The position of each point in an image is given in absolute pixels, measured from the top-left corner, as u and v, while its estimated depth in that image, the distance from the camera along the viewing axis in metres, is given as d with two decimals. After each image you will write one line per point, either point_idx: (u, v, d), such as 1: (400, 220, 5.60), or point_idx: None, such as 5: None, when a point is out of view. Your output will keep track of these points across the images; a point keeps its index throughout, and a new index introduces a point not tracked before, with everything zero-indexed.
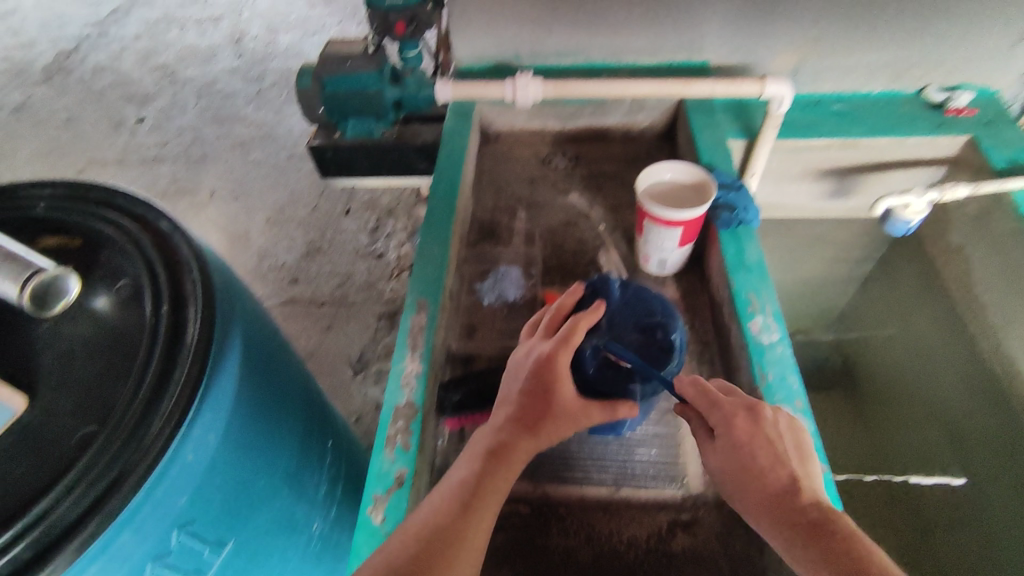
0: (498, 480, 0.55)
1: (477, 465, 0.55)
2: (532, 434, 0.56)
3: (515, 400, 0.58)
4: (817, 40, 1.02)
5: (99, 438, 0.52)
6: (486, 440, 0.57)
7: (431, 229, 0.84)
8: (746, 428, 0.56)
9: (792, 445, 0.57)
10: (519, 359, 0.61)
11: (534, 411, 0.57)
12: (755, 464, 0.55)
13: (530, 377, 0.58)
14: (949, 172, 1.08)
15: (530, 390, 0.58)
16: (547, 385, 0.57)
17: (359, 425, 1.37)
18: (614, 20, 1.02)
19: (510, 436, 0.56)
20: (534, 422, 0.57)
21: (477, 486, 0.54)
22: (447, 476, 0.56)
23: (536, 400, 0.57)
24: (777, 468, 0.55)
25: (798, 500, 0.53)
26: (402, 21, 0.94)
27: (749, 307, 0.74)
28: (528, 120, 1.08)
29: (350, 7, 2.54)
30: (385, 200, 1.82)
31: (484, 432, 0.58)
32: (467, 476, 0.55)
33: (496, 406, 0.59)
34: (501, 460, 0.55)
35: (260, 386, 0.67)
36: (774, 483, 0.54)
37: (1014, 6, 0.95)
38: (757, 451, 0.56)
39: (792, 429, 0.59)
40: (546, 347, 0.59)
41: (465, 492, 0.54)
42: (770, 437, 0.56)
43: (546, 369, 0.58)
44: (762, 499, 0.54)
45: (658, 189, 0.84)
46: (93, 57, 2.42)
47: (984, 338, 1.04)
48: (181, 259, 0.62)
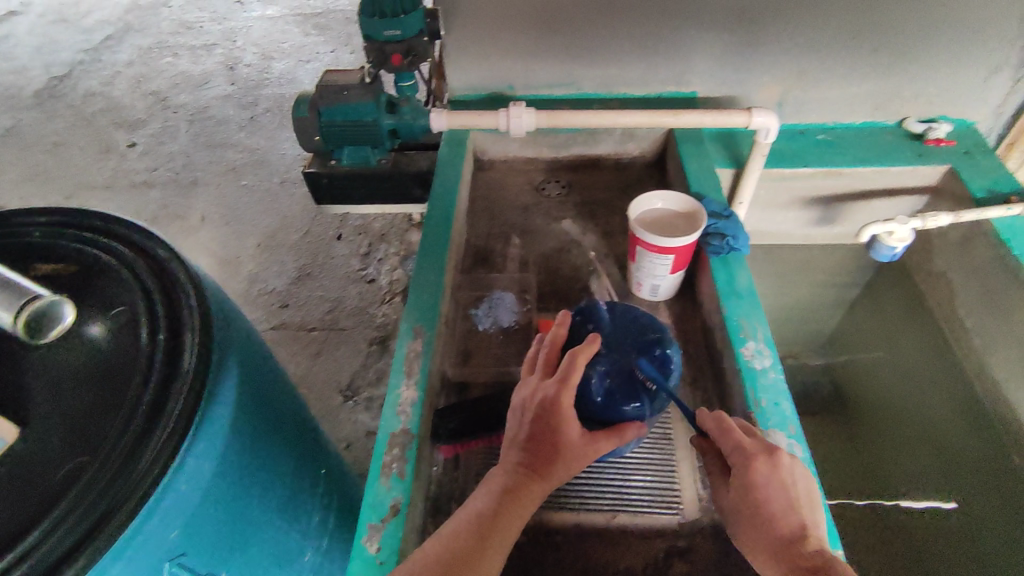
0: (513, 518, 0.55)
1: (489, 503, 0.56)
2: (542, 477, 0.56)
3: (522, 443, 0.58)
4: (801, 73, 1.05)
5: (89, 470, 0.52)
6: (498, 480, 0.57)
7: (427, 256, 0.85)
8: (763, 473, 0.56)
9: (805, 493, 0.57)
10: (521, 399, 0.60)
11: (542, 456, 0.57)
12: (765, 510, 0.55)
13: (534, 421, 0.58)
14: (930, 200, 1.11)
15: (537, 434, 0.57)
16: (553, 430, 0.57)
17: (350, 452, 1.35)
18: (605, 53, 1.05)
19: (521, 479, 0.56)
20: (544, 466, 0.57)
21: (490, 524, 0.55)
22: (469, 503, 0.57)
23: (543, 444, 0.57)
24: (788, 516, 0.55)
25: (804, 548, 0.53)
26: (399, 53, 0.95)
27: (741, 333, 0.75)
28: (521, 149, 1.10)
29: (344, 37, 2.59)
30: (378, 225, 1.83)
31: (496, 471, 0.58)
32: (480, 512, 0.55)
33: (504, 448, 0.59)
34: (513, 502, 0.55)
35: (254, 414, 0.67)
36: (782, 529, 0.54)
37: (988, 42, 0.99)
38: (771, 497, 0.55)
39: (806, 478, 0.58)
40: (548, 389, 0.58)
41: (479, 529, 0.54)
42: (784, 484, 0.56)
43: (550, 413, 0.57)
44: (769, 541, 0.55)
45: (650, 217, 0.85)
46: (86, 83, 2.43)
47: (970, 363, 1.07)
48: (179, 289, 0.63)
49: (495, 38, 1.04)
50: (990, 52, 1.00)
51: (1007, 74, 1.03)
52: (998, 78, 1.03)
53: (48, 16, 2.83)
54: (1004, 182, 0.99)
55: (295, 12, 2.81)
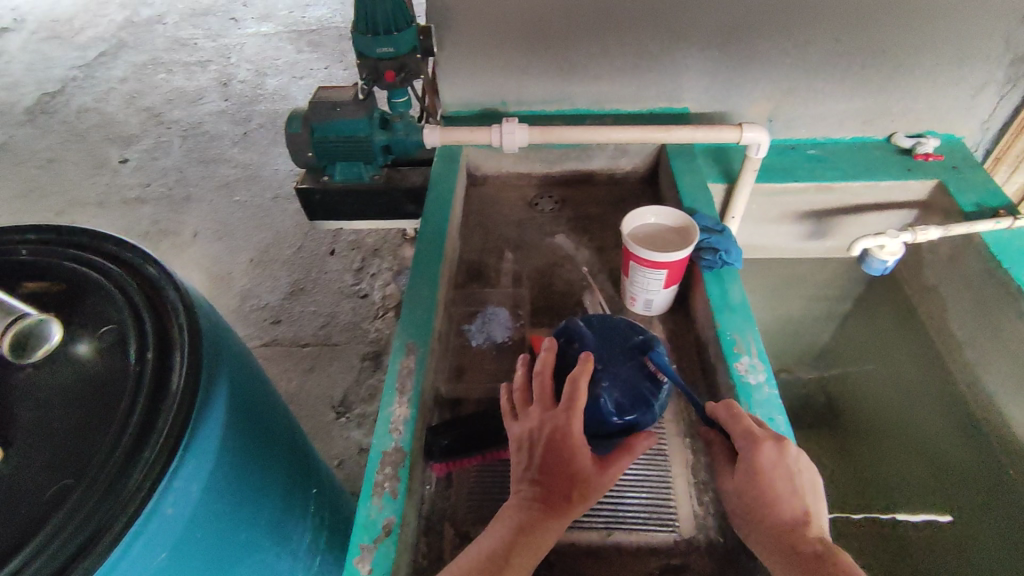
0: (528, 554, 0.54)
1: (504, 539, 0.54)
2: (559, 510, 0.55)
3: (535, 475, 0.57)
4: (791, 89, 1.07)
5: (75, 491, 0.51)
6: (511, 516, 0.55)
7: (420, 271, 0.84)
8: (772, 459, 0.56)
9: (810, 484, 0.57)
10: (527, 432, 0.59)
11: (556, 490, 0.56)
12: (772, 493, 0.55)
13: (546, 453, 0.57)
14: (920, 214, 1.12)
15: (550, 466, 0.56)
16: (567, 462, 0.56)
17: (342, 469, 1.34)
18: (597, 70, 1.06)
19: (535, 516, 0.55)
20: (559, 500, 0.56)
21: (505, 560, 0.53)
22: (477, 542, 0.56)
23: (557, 476, 0.56)
24: (795, 502, 0.55)
25: (806, 535, 0.54)
26: (392, 70, 0.96)
27: (735, 347, 0.75)
28: (515, 164, 1.10)
29: (338, 53, 2.61)
30: (371, 240, 1.83)
31: (508, 506, 0.57)
32: (495, 547, 0.54)
33: (514, 484, 0.58)
34: (528, 539, 0.54)
35: (245, 434, 0.66)
36: (787, 515, 0.54)
37: (973, 59, 1.01)
38: (777, 482, 0.55)
39: (809, 466, 0.58)
40: (557, 419, 0.58)
41: (494, 566, 0.53)
42: (789, 470, 0.56)
43: (562, 444, 0.57)
44: (773, 524, 0.55)
45: (643, 232, 0.86)
46: (78, 99, 2.43)
47: (962, 376, 1.07)
48: (169, 305, 0.62)
49: (487, 55, 1.05)
50: (975, 69, 1.02)
51: (993, 90, 1.04)
52: (984, 93, 1.05)
53: (42, 32, 2.84)
54: (992, 197, 1.00)
55: (290, 28, 2.83)
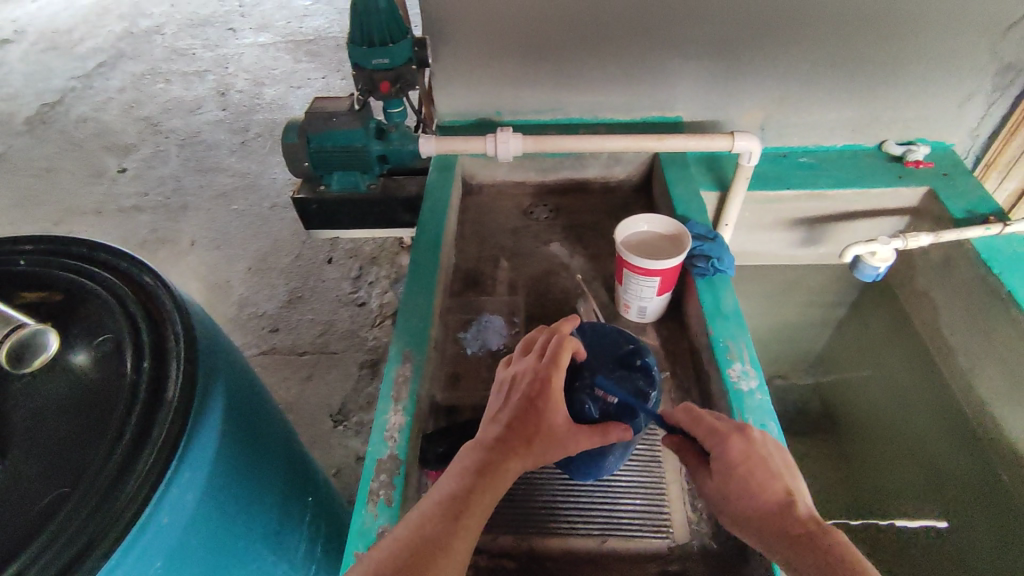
0: (487, 497, 0.52)
1: (464, 479, 0.53)
2: (521, 454, 0.54)
3: (504, 421, 0.56)
4: (782, 98, 1.08)
5: (70, 501, 0.51)
6: (472, 457, 0.54)
7: (416, 280, 0.85)
8: (740, 448, 0.56)
9: (784, 464, 0.57)
10: (510, 379, 0.59)
11: (521, 433, 0.55)
12: (752, 480, 0.55)
13: (520, 400, 0.56)
14: (912, 221, 1.13)
15: (522, 413, 0.56)
16: (540, 409, 0.56)
17: (339, 478, 1.34)
18: (591, 80, 1.07)
19: (498, 455, 0.54)
20: (524, 442, 0.55)
21: (466, 501, 0.52)
22: (438, 484, 0.54)
23: (527, 422, 0.55)
24: (774, 484, 0.55)
25: (793, 515, 0.53)
26: (387, 81, 0.97)
27: (728, 354, 0.76)
28: (510, 173, 1.11)
29: (335, 63, 2.62)
30: (368, 249, 1.84)
31: (470, 449, 0.55)
32: (455, 488, 0.52)
33: (484, 425, 0.57)
34: (488, 481, 0.53)
35: (242, 442, 0.66)
36: (771, 498, 0.54)
37: (962, 69, 1.02)
38: (753, 469, 0.55)
39: (782, 451, 0.58)
40: (537, 371, 0.58)
41: (454, 506, 0.51)
42: (763, 455, 0.56)
43: (538, 393, 0.57)
44: (759, 511, 0.54)
45: (636, 239, 0.87)
46: (77, 109, 2.44)
47: (955, 382, 1.07)
48: (165, 316, 0.63)
49: (482, 65, 1.06)
50: (964, 78, 1.03)
51: (981, 98, 1.05)
52: (973, 102, 1.06)
53: (41, 43, 2.85)
54: (982, 203, 1.01)
55: (288, 39, 2.84)
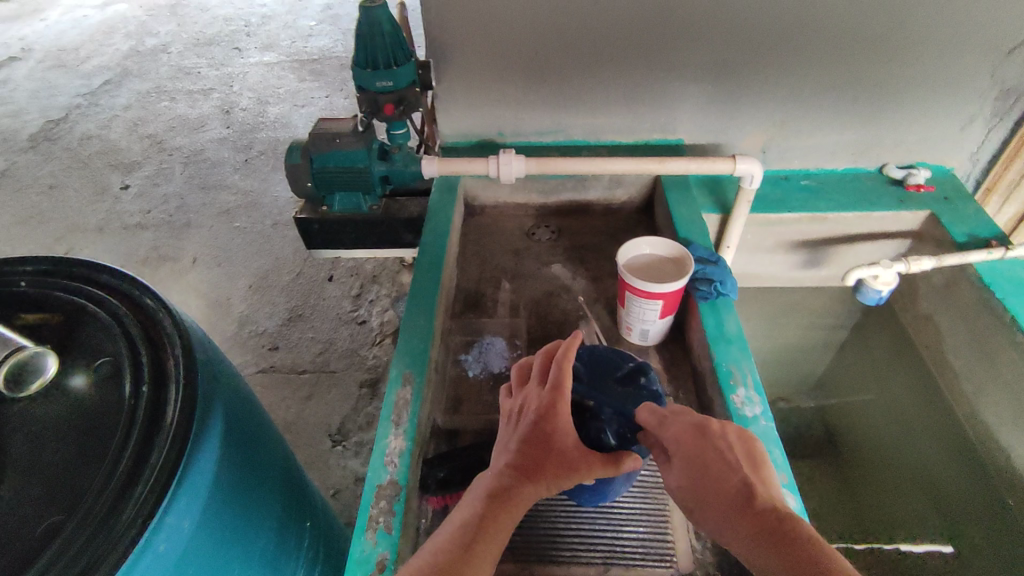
0: (500, 525, 0.52)
1: (477, 506, 0.52)
2: (534, 480, 0.54)
3: (514, 448, 0.55)
4: (783, 122, 1.09)
5: (67, 528, 0.50)
6: (485, 485, 0.54)
7: (418, 301, 0.85)
8: (695, 444, 0.54)
9: (748, 454, 0.54)
10: (518, 408, 0.59)
11: (532, 460, 0.54)
12: (711, 476, 0.53)
13: (529, 427, 0.56)
14: (913, 244, 1.13)
15: (531, 439, 0.55)
16: (548, 434, 0.55)
17: (338, 499, 1.32)
18: (593, 102, 1.08)
19: (509, 483, 0.53)
20: (535, 470, 0.54)
21: (477, 529, 0.51)
22: (452, 515, 0.53)
23: (537, 449, 0.55)
24: (733, 477, 0.52)
25: (754, 509, 0.51)
26: (391, 103, 0.97)
27: (731, 379, 0.75)
28: (512, 194, 1.12)
29: (339, 82, 2.65)
30: (369, 267, 1.84)
31: (483, 476, 0.55)
32: (468, 517, 0.52)
33: (495, 455, 0.57)
34: (500, 508, 0.52)
35: (240, 466, 0.65)
36: (731, 492, 0.52)
37: (960, 94, 1.03)
38: (711, 464, 0.53)
39: (743, 438, 0.55)
40: (543, 397, 0.57)
41: (466, 535, 0.51)
42: (718, 451, 0.53)
43: (547, 418, 0.56)
44: (725, 508, 0.52)
45: (638, 262, 0.86)
46: (82, 127, 2.46)
47: (959, 405, 1.07)
48: (165, 337, 0.62)
49: (485, 87, 1.07)
50: (963, 103, 1.04)
51: (981, 122, 1.06)
52: (972, 126, 1.07)
53: (47, 61, 2.89)
54: (984, 227, 1.01)
55: (292, 58, 2.88)
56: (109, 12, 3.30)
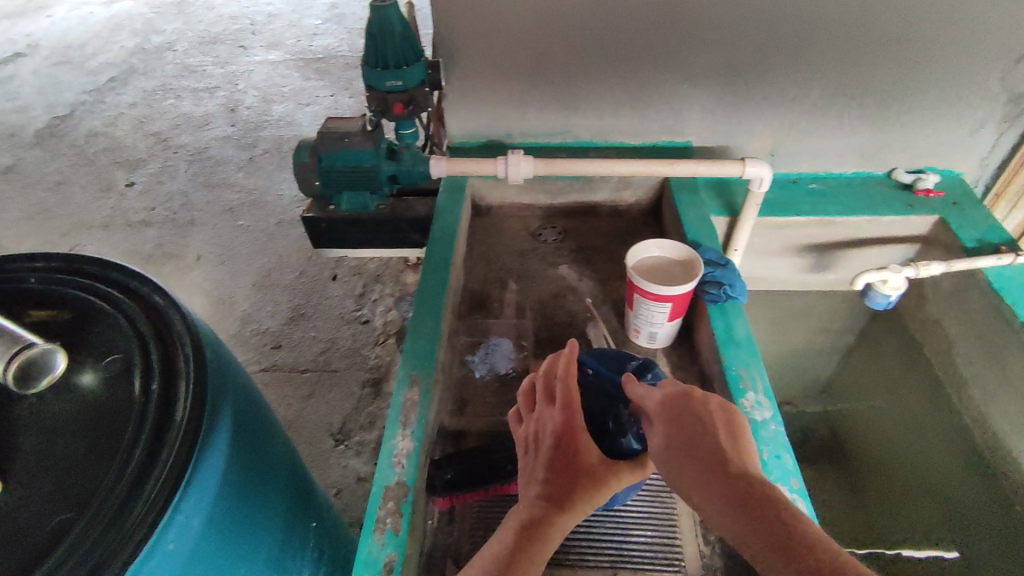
0: (536, 555, 0.52)
1: (508, 541, 0.52)
2: (565, 506, 0.53)
3: (540, 476, 0.55)
4: (792, 124, 1.08)
5: (77, 526, 0.50)
6: (516, 516, 0.54)
7: (425, 302, 0.85)
8: (675, 405, 0.54)
9: (730, 423, 0.53)
10: (535, 433, 0.59)
11: (561, 486, 0.54)
12: (692, 435, 0.52)
13: (550, 451, 0.56)
14: (921, 249, 1.13)
15: (555, 465, 0.55)
16: (570, 457, 0.55)
17: (340, 498, 1.32)
18: (602, 104, 1.08)
19: (541, 512, 0.53)
20: (565, 495, 0.54)
21: (511, 561, 0.51)
22: (483, 550, 0.53)
23: (564, 473, 0.55)
24: (713, 440, 0.52)
25: (732, 473, 0.50)
26: (400, 102, 0.97)
27: (740, 383, 0.75)
28: (519, 195, 1.12)
29: (343, 82, 2.65)
30: (373, 266, 1.84)
31: (514, 508, 0.55)
32: (501, 552, 0.51)
33: (523, 485, 0.56)
34: (534, 539, 0.52)
35: (248, 465, 0.65)
36: (712, 453, 0.51)
37: (971, 99, 1.03)
38: (692, 426, 0.53)
39: (722, 406, 0.54)
40: (556, 417, 0.58)
41: (500, 568, 0.50)
42: (697, 412, 0.53)
43: (565, 440, 0.56)
44: (700, 469, 0.51)
45: (647, 264, 0.86)
46: (87, 123, 2.46)
47: (967, 411, 1.07)
48: (175, 334, 0.62)
49: (493, 88, 1.06)
50: (974, 107, 1.04)
51: (991, 127, 1.06)
52: (983, 131, 1.06)
53: (53, 57, 2.89)
54: (994, 232, 1.00)
55: (297, 57, 2.88)
56: (115, 10, 3.30)
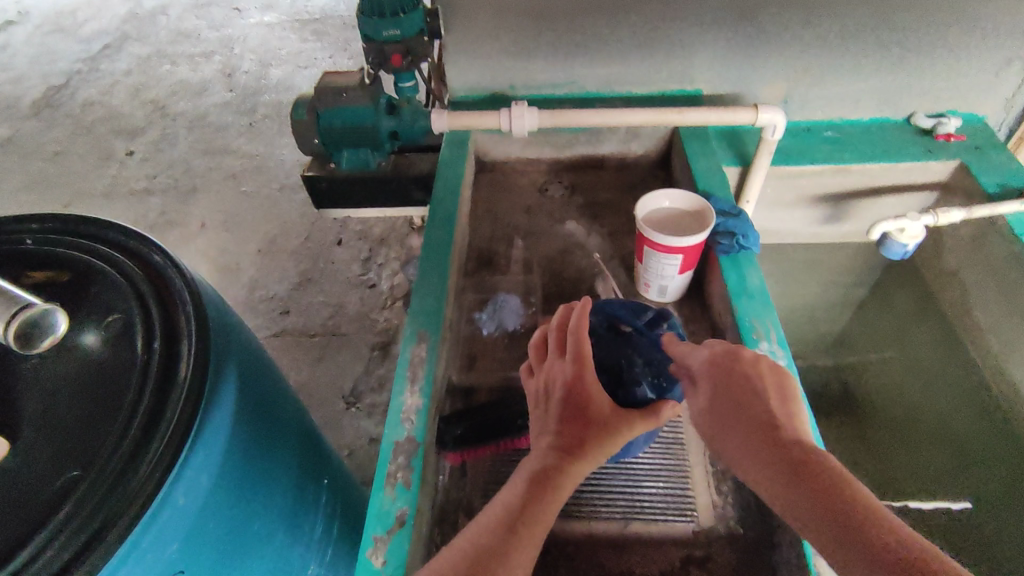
0: (550, 502, 0.51)
1: (520, 490, 0.51)
2: (578, 456, 0.53)
3: (553, 428, 0.55)
4: (807, 69, 1.04)
5: (83, 483, 0.49)
6: (527, 469, 0.53)
7: (430, 259, 0.83)
8: (717, 363, 0.55)
9: (778, 387, 0.53)
10: (544, 386, 0.58)
11: (574, 435, 0.54)
12: (734, 395, 0.53)
13: (561, 403, 0.56)
14: (940, 196, 1.09)
15: (568, 415, 0.55)
16: (583, 407, 0.55)
17: (352, 459, 1.33)
18: (608, 52, 1.03)
19: (554, 461, 0.53)
20: (578, 445, 0.54)
21: (523, 511, 0.50)
22: (493, 502, 0.52)
23: (576, 423, 0.55)
24: (757, 402, 0.52)
25: (777, 434, 0.50)
26: (398, 54, 0.94)
27: (754, 334, 0.73)
28: (524, 149, 1.08)
29: (342, 42, 2.58)
30: (378, 230, 1.82)
31: (525, 460, 0.54)
32: (513, 502, 0.51)
33: (534, 438, 0.56)
34: (546, 487, 0.51)
35: (256, 424, 0.65)
36: (759, 414, 0.51)
37: (997, 36, 0.98)
38: (734, 385, 0.53)
39: (778, 372, 0.54)
40: (567, 369, 0.57)
41: (511, 519, 0.49)
42: (748, 375, 0.53)
43: (577, 389, 0.56)
44: (748, 433, 0.51)
45: (657, 216, 0.84)
46: (84, 92, 2.42)
47: (984, 361, 1.05)
48: (176, 294, 0.61)
49: (495, 38, 1.02)
50: (999, 46, 0.99)
51: (1016, 67, 1.01)
52: (1008, 71, 1.02)
53: (45, 25, 2.83)
54: (1017, 176, 0.97)
55: (294, 18, 2.80)
56: None
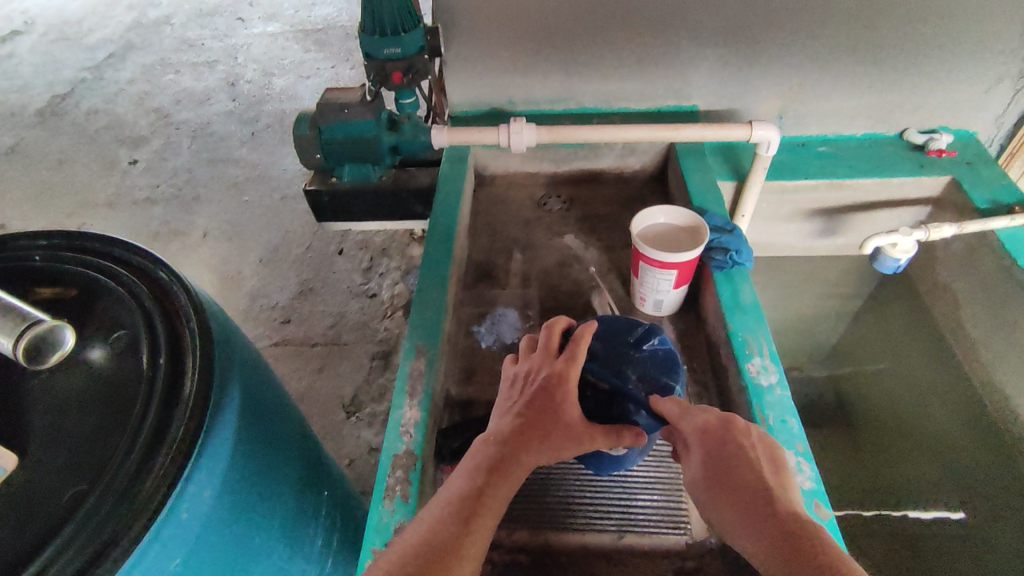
0: (500, 494, 0.52)
1: (476, 481, 0.52)
2: (538, 449, 0.54)
3: (522, 414, 0.56)
4: (801, 86, 1.06)
5: (90, 496, 0.51)
6: (487, 454, 0.54)
7: (429, 273, 0.84)
8: (714, 428, 0.56)
9: (770, 458, 0.54)
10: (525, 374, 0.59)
11: (539, 427, 0.55)
12: (728, 457, 0.54)
13: (536, 393, 0.57)
14: (933, 211, 1.11)
15: (536, 404, 0.56)
16: (555, 403, 0.56)
17: (353, 468, 1.34)
18: (606, 69, 1.05)
19: (513, 450, 0.54)
20: (541, 437, 0.55)
21: (476, 501, 0.51)
22: (447, 486, 0.54)
23: (543, 415, 0.56)
24: (748, 467, 0.53)
25: (770, 502, 0.50)
26: (399, 71, 0.95)
27: (747, 349, 0.75)
28: (523, 163, 1.10)
29: (344, 53, 2.61)
30: (379, 240, 1.83)
31: (485, 442, 0.56)
32: (466, 491, 0.52)
33: (499, 418, 0.57)
34: (498, 479, 0.53)
35: (257, 437, 0.66)
36: (750, 480, 0.52)
37: (988, 54, 0.99)
38: (727, 449, 0.54)
39: (766, 442, 0.56)
40: (554, 366, 0.58)
41: (463, 511, 0.51)
42: (741, 443, 0.54)
43: (555, 385, 0.57)
44: (741, 500, 0.51)
45: (653, 232, 0.85)
46: (88, 101, 2.44)
47: (976, 373, 1.06)
48: (181, 309, 0.62)
49: (495, 55, 1.04)
50: (990, 64, 1.01)
51: (1007, 84, 1.03)
52: (1000, 87, 1.03)
53: (50, 34, 2.86)
54: (1007, 192, 0.98)
55: (296, 28, 2.83)
56: None
